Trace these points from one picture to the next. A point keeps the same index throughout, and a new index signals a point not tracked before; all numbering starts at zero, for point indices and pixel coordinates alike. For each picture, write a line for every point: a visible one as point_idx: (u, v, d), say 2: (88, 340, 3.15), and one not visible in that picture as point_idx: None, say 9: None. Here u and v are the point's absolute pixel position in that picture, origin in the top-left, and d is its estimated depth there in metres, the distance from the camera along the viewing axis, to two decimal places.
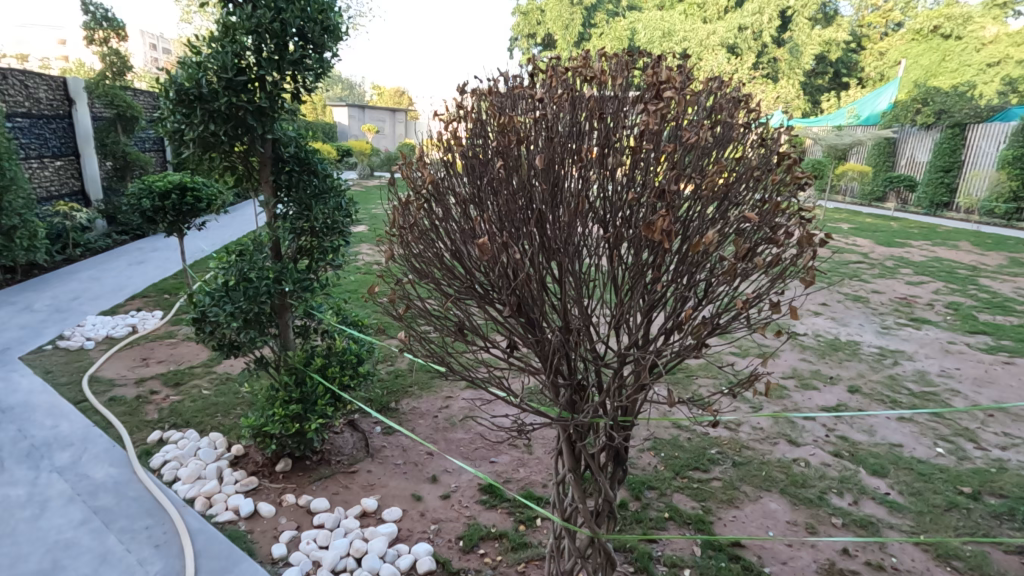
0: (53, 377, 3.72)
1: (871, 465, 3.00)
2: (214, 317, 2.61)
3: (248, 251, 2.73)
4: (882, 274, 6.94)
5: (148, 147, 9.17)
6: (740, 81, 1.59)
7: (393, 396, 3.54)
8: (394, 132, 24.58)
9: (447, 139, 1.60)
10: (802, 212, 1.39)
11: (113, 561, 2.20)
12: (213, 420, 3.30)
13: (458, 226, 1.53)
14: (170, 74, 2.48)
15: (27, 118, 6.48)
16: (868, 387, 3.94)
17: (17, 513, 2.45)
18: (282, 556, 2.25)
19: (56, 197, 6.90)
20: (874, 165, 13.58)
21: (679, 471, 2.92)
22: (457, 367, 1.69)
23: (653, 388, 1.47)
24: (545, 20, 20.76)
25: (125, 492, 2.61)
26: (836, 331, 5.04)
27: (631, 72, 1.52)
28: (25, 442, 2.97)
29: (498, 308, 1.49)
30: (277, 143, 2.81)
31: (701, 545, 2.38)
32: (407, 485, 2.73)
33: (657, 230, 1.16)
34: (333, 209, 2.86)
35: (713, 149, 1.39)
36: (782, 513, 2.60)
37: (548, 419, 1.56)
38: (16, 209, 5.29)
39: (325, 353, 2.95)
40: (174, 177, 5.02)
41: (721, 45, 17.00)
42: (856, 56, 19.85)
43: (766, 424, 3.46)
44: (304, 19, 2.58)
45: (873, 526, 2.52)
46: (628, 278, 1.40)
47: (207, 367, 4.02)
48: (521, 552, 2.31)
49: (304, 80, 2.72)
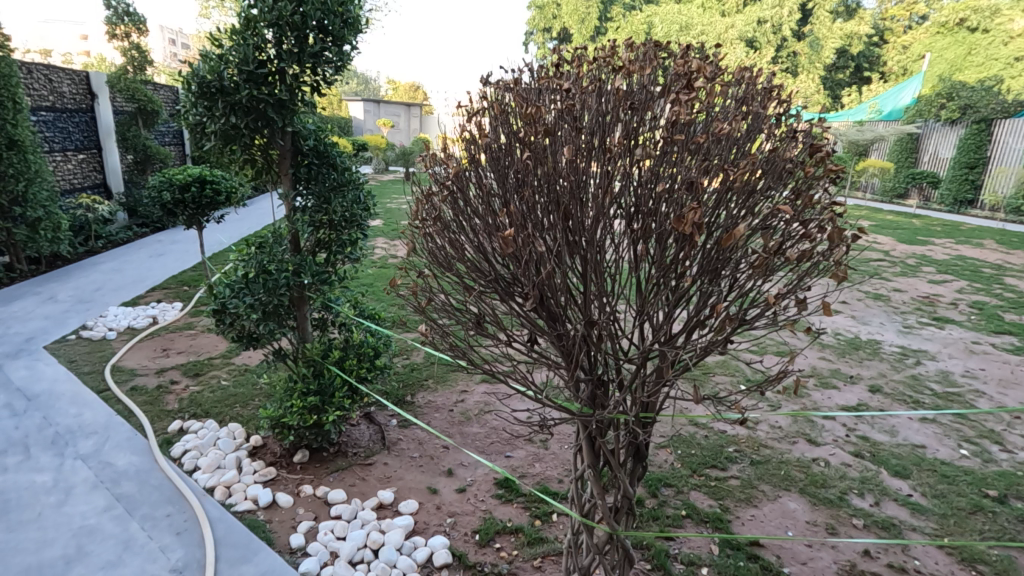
0: (76, 366, 3.79)
1: (893, 466, 2.95)
2: (234, 309, 2.62)
3: (267, 243, 2.77)
4: (903, 273, 6.81)
5: (168, 140, 9.28)
6: (772, 71, 1.56)
7: (409, 389, 3.56)
8: (410, 127, 24.66)
9: (471, 132, 1.59)
10: (833, 206, 1.36)
11: (136, 548, 2.23)
12: (232, 411, 3.34)
13: (480, 218, 1.53)
14: (192, 67, 2.50)
15: (51, 112, 6.57)
16: (889, 386, 3.87)
17: (43, 499, 2.50)
18: (300, 546, 2.27)
19: (79, 189, 7.02)
20: (896, 161, 13.36)
21: (696, 469, 2.89)
22: (476, 360, 1.68)
23: (676, 384, 1.46)
24: (560, 13, 20.59)
25: (146, 480, 2.65)
26: (856, 330, 4.95)
27: (660, 63, 1.50)
28: (50, 429, 3.03)
29: (520, 300, 1.49)
30: (296, 136, 2.82)
31: (719, 544, 2.35)
32: (423, 478, 2.74)
33: (687, 222, 1.15)
34: (352, 203, 2.86)
35: (744, 142, 1.36)
36: (801, 513, 2.56)
37: (569, 415, 1.54)
38: (40, 201, 5.39)
39: (342, 345, 3.00)
40: (194, 170, 5.07)
41: (739, 39, 16.78)
42: (877, 50, 19.48)
43: (785, 423, 3.42)
44: (325, 12, 2.56)
45: (895, 528, 2.47)
46: (654, 273, 1.37)
47: (225, 358, 4.06)
48: (538, 547, 2.31)
49: (324, 73, 2.72)
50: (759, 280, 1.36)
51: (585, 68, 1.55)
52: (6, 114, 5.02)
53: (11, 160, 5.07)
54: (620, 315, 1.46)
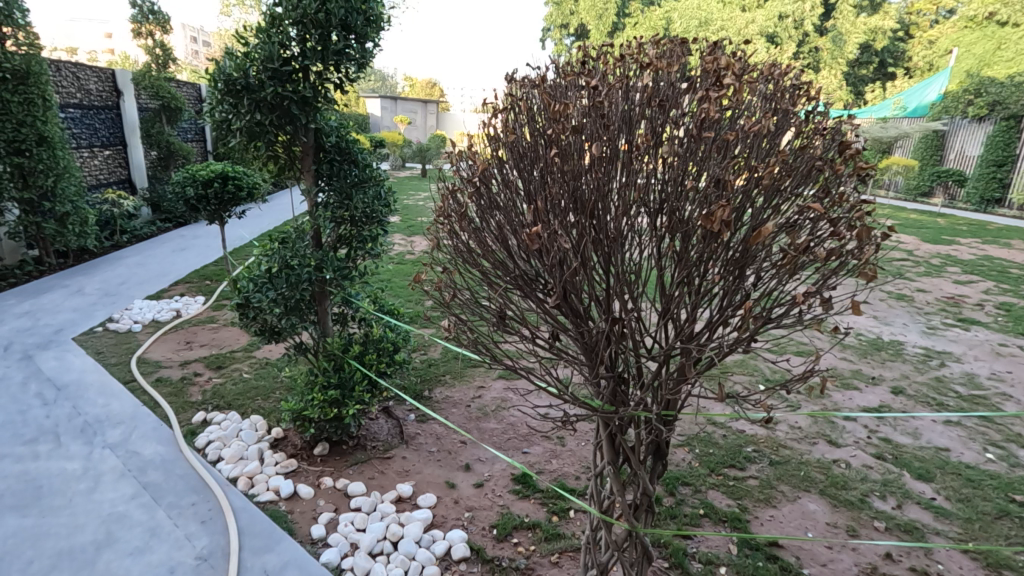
0: (104, 357, 3.88)
1: (916, 469, 2.90)
2: (257, 303, 2.66)
3: (290, 239, 2.78)
4: (927, 273, 6.68)
5: (190, 137, 9.42)
6: (799, 67, 1.55)
7: (427, 384, 3.58)
8: (426, 123, 24.71)
9: (497, 129, 1.60)
10: (862, 205, 1.35)
11: (162, 535, 2.29)
12: (254, 403, 3.39)
13: (504, 214, 1.54)
14: (218, 64, 2.53)
15: (79, 109, 6.70)
16: (912, 388, 3.81)
17: (74, 486, 2.57)
18: (321, 537, 2.31)
19: (104, 184, 7.17)
20: (921, 159, 13.08)
21: (714, 468, 2.88)
22: (498, 356, 1.69)
23: (699, 383, 1.46)
24: (578, 10, 20.48)
25: (172, 470, 2.71)
26: (878, 330, 4.87)
27: (687, 59, 1.50)
28: (79, 418, 3.12)
29: (544, 297, 1.50)
30: (318, 133, 2.86)
31: (737, 544, 2.34)
32: (441, 472, 2.77)
33: (716, 220, 1.14)
34: (372, 199, 2.89)
35: (772, 140, 1.35)
36: (821, 514, 2.54)
37: (590, 412, 1.56)
38: (69, 196, 5.51)
39: (362, 340, 3.03)
40: (217, 166, 5.15)
41: (759, 34, 16.53)
42: (903, 44, 19.07)
43: (804, 423, 3.38)
44: (348, 9, 2.58)
45: (917, 532, 2.44)
46: (678, 272, 1.37)
47: (247, 352, 4.13)
48: (555, 543, 2.32)
49: (346, 71, 2.76)
50: (785, 279, 1.35)
51: (612, 65, 1.55)
52: (36, 111, 5.13)
53: (40, 156, 5.19)
54: (643, 312, 1.46)
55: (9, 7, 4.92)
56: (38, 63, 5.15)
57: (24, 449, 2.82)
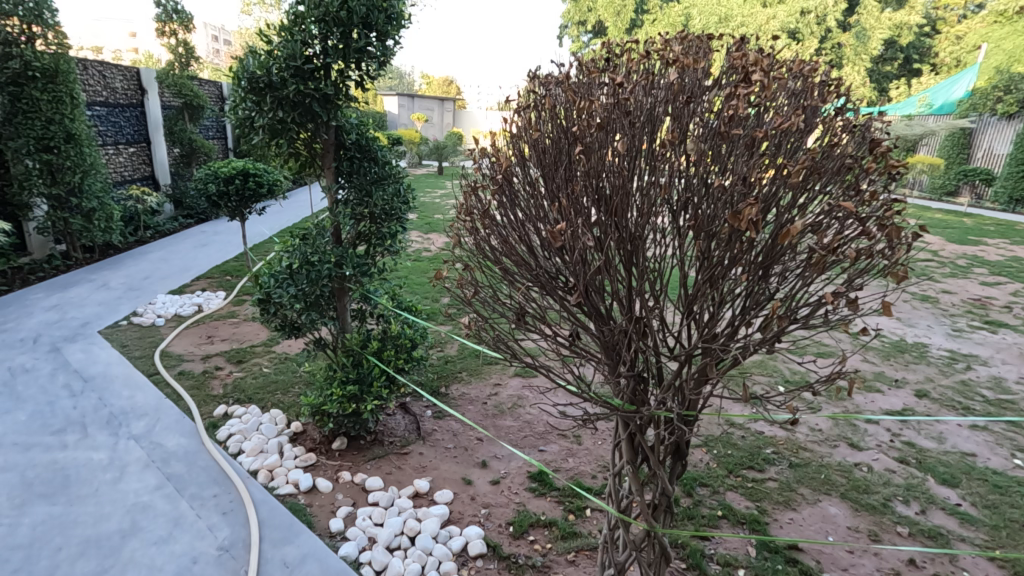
0: (128, 350, 3.96)
1: (941, 474, 2.85)
2: (278, 299, 2.69)
3: (311, 235, 2.81)
4: (953, 274, 6.51)
5: (212, 134, 9.54)
6: (828, 64, 1.53)
7: (444, 380, 3.60)
8: (443, 121, 24.76)
9: (520, 126, 1.60)
10: (892, 204, 1.33)
11: (185, 525, 2.33)
12: (273, 397, 3.44)
13: (526, 212, 1.54)
14: (242, 63, 2.57)
15: (104, 107, 6.81)
16: (937, 392, 3.72)
17: (100, 476, 2.63)
18: (339, 531, 2.33)
19: (129, 181, 7.31)
20: (947, 156, 12.68)
21: (732, 470, 2.85)
22: (517, 353, 1.69)
23: (721, 383, 1.45)
24: (595, 6, 20.27)
25: (195, 461, 2.76)
26: (902, 332, 4.77)
27: (713, 56, 1.49)
28: (105, 410, 3.19)
29: (565, 295, 1.50)
30: (339, 130, 2.88)
31: (756, 546, 2.32)
32: (457, 468, 2.78)
33: (744, 218, 1.12)
34: (392, 196, 2.91)
35: (801, 137, 1.34)
36: (843, 518, 2.50)
37: (609, 411, 1.55)
38: (95, 193, 5.64)
39: (381, 336, 3.05)
40: (238, 163, 5.21)
41: (781, 31, 16.22)
42: (929, 40, 18.58)
43: (825, 426, 3.32)
44: (369, 7, 2.59)
45: (942, 538, 2.39)
46: (703, 270, 1.36)
47: (266, 346, 4.19)
48: (571, 542, 2.32)
49: (368, 68, 2.77)
50: (812, 279, 1.33)
51: (637, 62, 1.55)
52: (63, 109, 5.25)
53: (68, 154, 5.31)
54: (665, 311, 1.46)
55: (38, 7, 5.02)
56: (66, 62, 5.26)
57: (53, 439, 2.90)
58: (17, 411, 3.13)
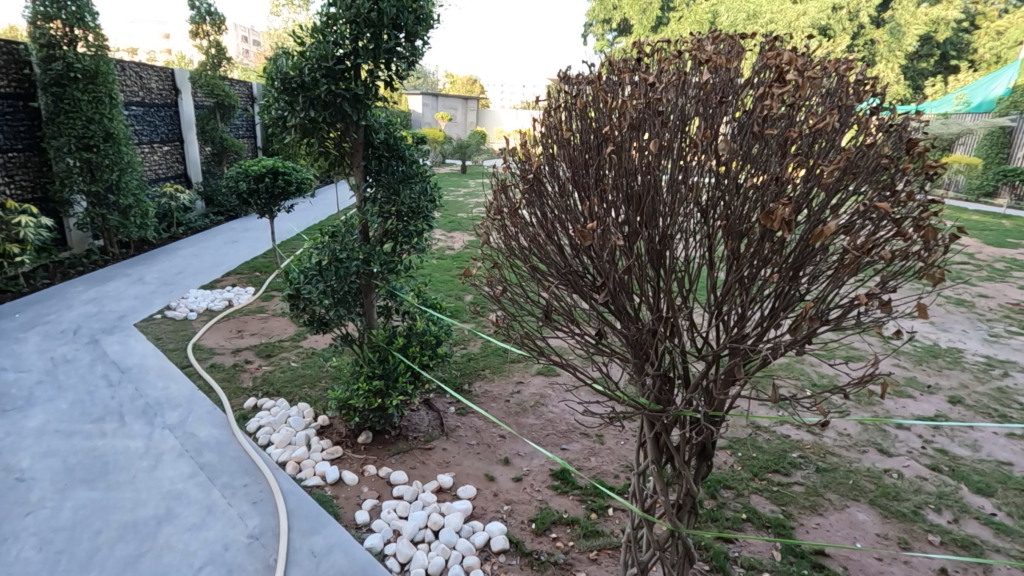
0: (162, 343, 4.09)
1: (975, 483, 2.77)
2: (307, 295, 2.74)
3: (340, 232, 2.86)
4: (990, 278, 6.30)
5: (242, 133, 9.76)
6: (863, 62, 1.51)
7: (467, 377, 3.63)
8: (466, 120, 24.88)
9: (550, 126, 1.62)
10: (929, 205, 1.30)
11: (217, 513, 2.41)
12: (301, 391, 3.52)
13: (555, 211, 1.55)
14: (276, 65, 2.64)
15: (141, 107, 7.00)
16: (972, 398, 3.62)
17: (137, 463, 2.73)
18: (365, 523, 2.38)
19: (163, 178, 7.52)
20: (985, 156, 12.25)
21: (757, 472, 2.82)
22: (544, 351, 1.70)
23: (750, 384, 1.44)
24: (620, 4, 20.12)
25: (226, 451, 2.85)
26: (935, 336, 4.65)
27: (746, 55, 1.48)
28: (141, 400, 3.30)
29: (593, 294, 1.50)
30: (368, 129, 2.92)
31: (781, 550, 2.30)
32: (480, 465, 2.81)
33: (776, 218, 1.12)
34: (419, 194, 2.95)
35: (834, 138, 1.33)
36: (871, 525, 2.45)
37: (635, 409, 1.56)
38: (131, 189, 5.82)
39: (406, 333, 3.10)
40: (268, 162, 5.32)
41: (811, 27, 15.76)
42: (968, 36, 17.92)
43: (854, 430, 3.26)
44: (399, 9, 2.63)
45: (975, 548, 2.33)
46: (733, 270, 1.36)
47: (294, 341, 4.28)
48: (593, 540, 2.33)
49: (397, 68, 2.82)
50: (844, 280, 1.32)
51: (668, 62, 1.55)
52: (103, 110, 5.42)
53: (107, 152, 5.48)
54: (693, 312, 1.46)
55: (80, 10, 5.23)
56: (106, 63, 5.43)
57: (93, 427, 3.01)
58: (59, 399, 3.26)
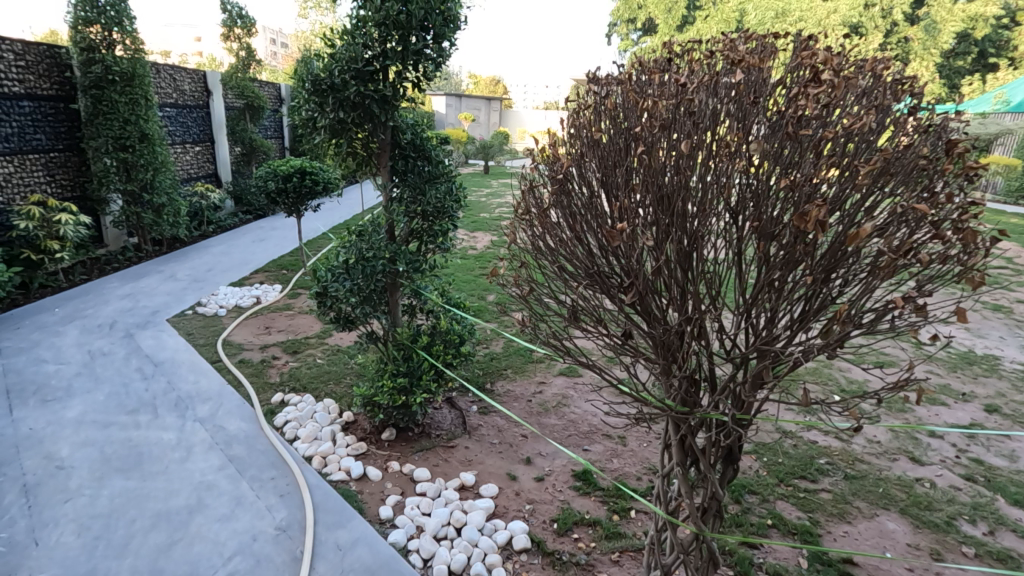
0: (193, 338, 4.20)
1: (1012, 494, 2.68)
2: (334, 292, 2.80)
3: (367, 231, 2.89)
4: None
5: (270, 134, 9.94)
6: (900, 61, 1.48)
7: (488, 377, 3.65)
8: (489, 121, 24.93)
9: (579, 126, 1.62)
10: (967, 207, 1.27)
11: (246, 505, 2.46)
12: (327, 387, 3.58)
13: (583, 212, 1.55)
14: (307, 67, 2.70)
15: (174, 108, 7.19)
16: (1010, 407, 3.50)
17: (169, 454, 2.81)
18: (389, 518, 2.41)
19: (194, 178, 7.72)
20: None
21: (784, 478, 2.77)
22: (570, 351, 1.71)
23: (778, 388, 1.43)
24: (646, 4, 19.95)
25: (254, 445, 2.91)
26: (971, 343, 4.50)
27: (778, 55, 1.47)
28: (173, 393, 3.40)
29: (620, 294, 1.50)
30: (395, 130, 2.96)
31: (807, 558, 2.26)
32: (502, 464, 2.82)
33: (809, 219, 1.11)
34: (444, 194, 2.96)
35: (870, 139, 1.31)
36: (901, 534, 2.40)
37: (660, 410, 1.55)
38: (165, 188, 6.00)
39: (430, 331, 3.12)
40: (296, 162, 5.41)
41: (842, 24, 15.31)
42: (1008, 32, 17.23)
43: (884, 438, 3.19)
44: (427, 11, 2.66)
45: (1013, 561, 2.26)
46: (763, 272, 1.35)
47: (320, 338, 4.36)
48: (615, 542, 2.32)
49: (424, 70, 2.84)
50: (877, 283, 1.29)
51: (699, 61, 1.55)
52: (139, 111, 5.59)
53: (142, 152, 5.65)
54: (722, 314, 1.44)
55: (119, 15, 5.42)
56: (142, 66, 5.59)
57: (128, 418, 3.11)
58: (96, 391, 3.37)
